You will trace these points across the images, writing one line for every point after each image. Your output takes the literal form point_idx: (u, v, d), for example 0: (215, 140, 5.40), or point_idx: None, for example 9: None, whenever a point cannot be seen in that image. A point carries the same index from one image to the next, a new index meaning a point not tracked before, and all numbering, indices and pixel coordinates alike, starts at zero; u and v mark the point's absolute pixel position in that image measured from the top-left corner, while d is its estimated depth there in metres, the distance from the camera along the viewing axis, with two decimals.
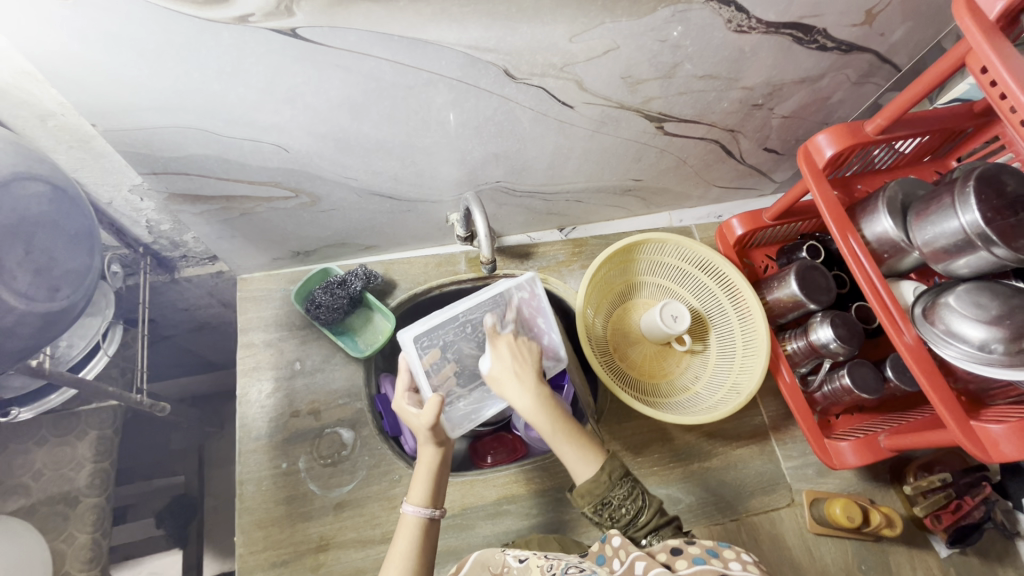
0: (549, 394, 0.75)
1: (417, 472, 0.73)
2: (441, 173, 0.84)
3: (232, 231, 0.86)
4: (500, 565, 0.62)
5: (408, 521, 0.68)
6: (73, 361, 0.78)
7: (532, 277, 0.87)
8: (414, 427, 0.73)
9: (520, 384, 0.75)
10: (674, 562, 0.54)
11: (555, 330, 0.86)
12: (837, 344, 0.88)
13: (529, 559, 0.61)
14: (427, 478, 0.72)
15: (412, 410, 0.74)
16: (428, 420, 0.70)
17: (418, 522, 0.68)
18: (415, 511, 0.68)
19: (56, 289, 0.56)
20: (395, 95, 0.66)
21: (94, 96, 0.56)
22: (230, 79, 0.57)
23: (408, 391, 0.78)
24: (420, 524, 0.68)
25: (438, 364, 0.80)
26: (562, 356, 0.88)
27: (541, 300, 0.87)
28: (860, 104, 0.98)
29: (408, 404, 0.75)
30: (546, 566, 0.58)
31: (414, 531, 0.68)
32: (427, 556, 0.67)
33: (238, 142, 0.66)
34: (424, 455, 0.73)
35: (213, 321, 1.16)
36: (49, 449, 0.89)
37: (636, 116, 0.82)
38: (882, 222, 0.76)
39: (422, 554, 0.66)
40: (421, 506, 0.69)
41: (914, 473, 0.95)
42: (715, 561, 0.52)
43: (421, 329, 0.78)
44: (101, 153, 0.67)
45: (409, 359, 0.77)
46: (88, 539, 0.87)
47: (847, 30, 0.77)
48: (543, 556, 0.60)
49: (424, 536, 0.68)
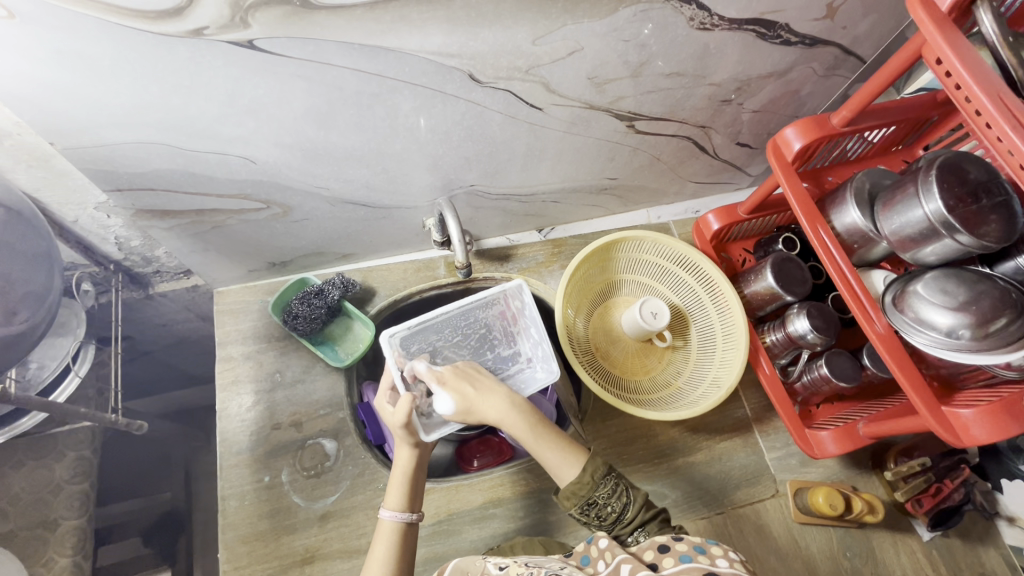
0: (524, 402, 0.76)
1: (393, 477, 0.73)
2: (414, 179, 0.84)
3: (204, 245, 0.85)
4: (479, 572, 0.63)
5: (385, 526, 0.70)
6: (43, 384, 0.77)
7: (519, 284, 0.86)
8: (389, 427, 0.73)
9: (492, 397, 0.75)
10: (661, 561, 0.56)
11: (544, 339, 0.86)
12: (814, 334, 0.89)
13: (508, 567, 0.61)
14: (403, 481, 0.72)
15: (389, 408, 0.75)
16: (400, 420, 0.71)
17: (395, 528, 0.69)
18: (392, 516, 0.70)
19: (13, 312, 0.54)
20: (361, 103, 0.65)
21: (49, 114, 0.55)
22: (189, 93, 0.56)
23: (388, 390, 0.79)
24: (398, 529, 0.69)
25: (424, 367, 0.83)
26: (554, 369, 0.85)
27: (529, 309, 0.87)
28: (828, 96, 0.99)
29: (387, 403, 0.77)
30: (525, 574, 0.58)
31: (391, 537, 0.69)
32: (406, 560, 0.68)
33: (203, 156, 0.66)
34: (400, 457, 0.74)
35: (192, 335, 1.15)
36: (27, 472, 0.87)
37: (606, 115, 0.83)
38: (851, 213, 0.77)
39: (400, 558, 0.68)
40: (398, 512, 0.70)
41: (894, 458, 0.96)
42: (702, 558, 0.54)
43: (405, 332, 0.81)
44: (63, 171, 0.65)
45: (388, 360, 0.78)
46: (68, 562, 0.85)
47: (810, 24, 0.77)
48: (523, 565, 0.60)
49: (402, 540, 0.69)
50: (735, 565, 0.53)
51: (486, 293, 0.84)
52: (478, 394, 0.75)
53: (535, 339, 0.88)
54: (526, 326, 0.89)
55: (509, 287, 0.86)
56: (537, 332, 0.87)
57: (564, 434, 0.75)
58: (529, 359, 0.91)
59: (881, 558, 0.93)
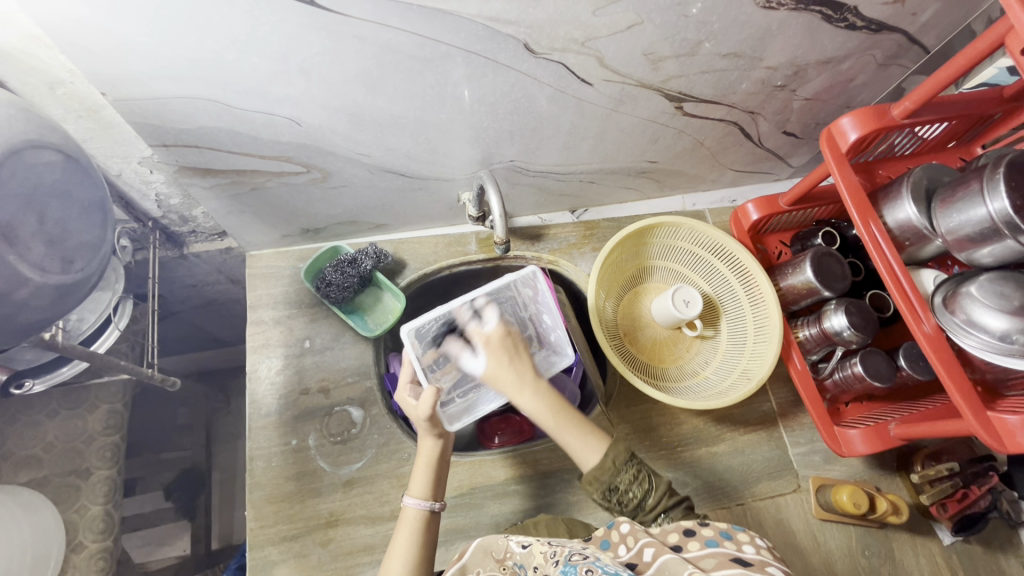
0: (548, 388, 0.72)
1: (418, 465, 0.74)
2: (455, 150, 0.83)
3: (241, 207, 0.84)
4: (503, 551, 0.61)
5: (408, 514, 0.71)
6: (83, 336, 0.77)
7: (534, 271, 0.84)
8: (414, 419, 0.72)
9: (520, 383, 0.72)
10: (685, 543, 0.56)
11: (558, 325, 0.89)
12: (850, 332, 0.87)
13: (532, 545, 0.60)
14: (428, 468, 0.73)
15: (411, 401, 0.74)
16: (427, 413, 0.70)
17: (419, 516, 0.70)
18: (415, 504, 0.71)
19: (70, 261, 0.54)
20: (412, 68, 0.64)
21: (104, 63, 0.54)
22: (244, 48, 0.55)
23: (410, 383, 0.77)
24: (422, 516, 0.70)
25: (441, 359, 0.83)
26: (566, 352, 0.89)
27: (544, 295, 0.88)
28: (883, 87, 0.95)
29: (409, 395, 0.75)
30: (547, 553, 0.57)
31: (415, 525, 0.70)
32: (428, 547, 0.69)
33: (250, 115, 0.65)
34: (424, 446, 0.74)
35: (220, 298, 1.16)
36: (61, 421, 0.89)
37: (656, 95, 0.80)
38: (905, 209, 0.74)
39: (424, 546, 0.68)
40: (422, 500, 0.71)
41: (921, 461, 0.95)
42: (728, 543, 0.54)
43: (421, 324, 0.78)
44: (110, 123, 0.65)
45: (409, 358, 0.77)
46: (100, 511, 0.87)
47: (877, 8, 0.74)
48: (547, 543, 0.59)
49: (426, 528, 0.70)
50: (761, 552, 0.53)
51: (500, 283, 0.82)
52: (511, 380, 0.72)
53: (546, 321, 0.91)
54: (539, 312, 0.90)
55: (524, 275, 0.84)
56: (551, 319, 0.89)
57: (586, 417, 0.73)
58: (539, 342, 0.92)
59: (900, 560, 0.92)
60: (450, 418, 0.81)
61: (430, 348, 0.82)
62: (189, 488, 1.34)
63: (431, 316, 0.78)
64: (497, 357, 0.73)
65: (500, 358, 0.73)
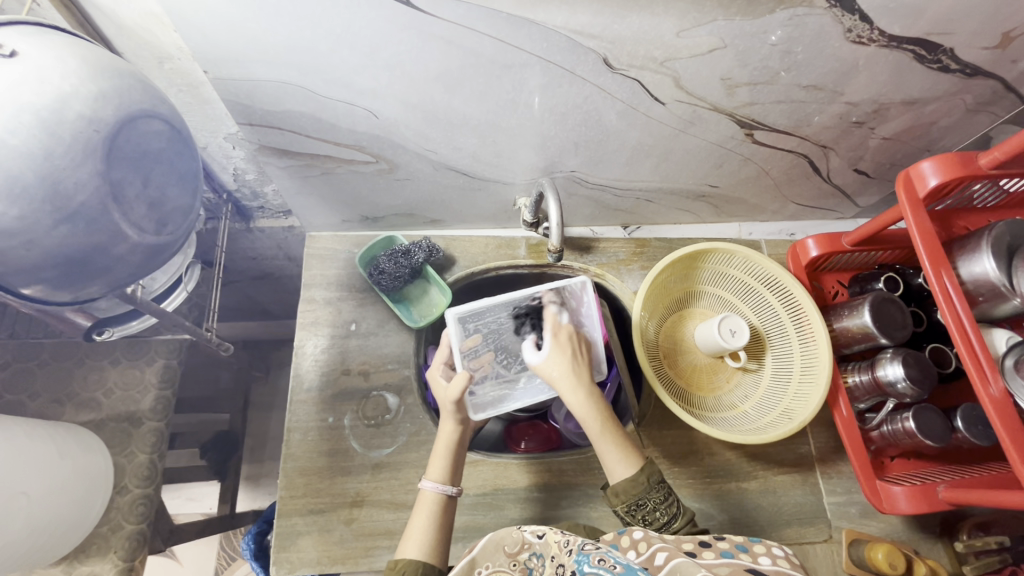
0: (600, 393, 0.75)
1: (437, 449, 0.76)
2: (519, 156, 0.84)
3: (310, 189, 0.88)
4: (516, 544, 0.60)
5: (426, 496, 0.72)
6: (154, 294, 0.82)
7: (584, 282, 0.86)
8: (441, 401, 0.76)
9: (576, 382, 0.74)
10: (700, 552, 0.53)
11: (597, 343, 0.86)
12: (905, 384, 0.83)
13: (548, 534, 0.59)
14: (445, 454, 0.75)
15: (443, 381, 0.80)
16: (455, 396, 0.74)
17: (438, 501, 0.72)
18: (433, 487, 0.72)
19: (164, 224, 0.59)
20: (491, 73, 0.65)
21: (210, 43, 0.58)
22: (338, 40, 0.58)
23: (444, 365, 0.83)
24: (439, 500, 0.72)
25: (476, 349, 0.83)
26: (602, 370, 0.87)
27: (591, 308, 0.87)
28: (969, 134, 0.91)
29: (440, 377, 0.81)
30: (562, 542, 0.56)
31: (431, 508, 0.71)
32: (444, 531, 0.70)
33: (332, 103, 0.68)
34: (444, 430, 0.77)
35: (275, 272, 1.22)
36: (121, 370, 0.95)
37: (727, 120, 0.79)
38: (983, 263, 0.71)
39: (440, 528, 0.70)
40: (440, 483, 0.73)
41: (968, 530, 0.90)
42: (743, 556, 0.52)
43: (467, 311, 0.80)
44: (206, 100, 0.70)
45: (451, 338, 0.80)
46: (146, 459, 0.92)
47: (975, 52, 0.71)
48: (561, 532, 0.58)
49: (443, 511, 0.72)
50: (778, 563, 0.51)
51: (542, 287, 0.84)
52: (567, 378, 0.75)
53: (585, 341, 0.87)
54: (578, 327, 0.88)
55: (572, 284, 0.86)
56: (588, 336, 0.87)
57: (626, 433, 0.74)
58: None
59: None
60: (476, 407, 0.82)
61: (470, 336, 0.82)
62: (222, 449, 1.42)
63: (478, 305, 0.80)
64: (559, 351, 0.77)
65: (560, 355, 0.77)
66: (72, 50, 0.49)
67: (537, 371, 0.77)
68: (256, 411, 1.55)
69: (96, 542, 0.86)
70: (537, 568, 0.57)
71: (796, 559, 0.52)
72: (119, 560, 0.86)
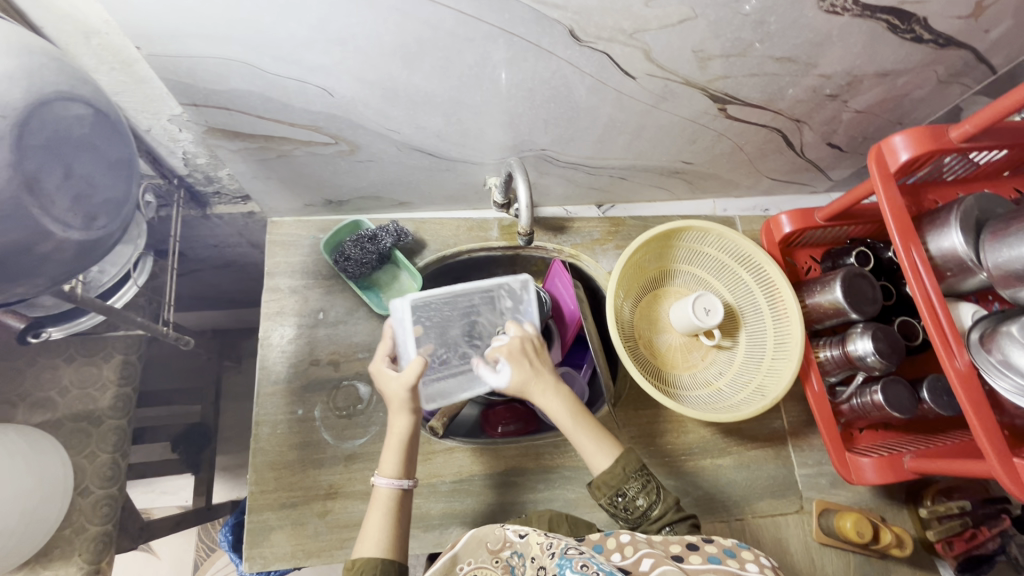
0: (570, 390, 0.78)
1: (389, 443, 0.74)
2: (487, 134, 0.81)
3: (267, 173, 0.84)
4: (498, 541, 0.60)
5: (381, 493, 0.72)
6: (102, 289, 0.78)
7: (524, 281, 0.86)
8: (391, 393, 0.74)
9: (542, 382, 0.77)
10: (687, 555, 0.55)
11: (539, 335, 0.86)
12: (875, 358, 0.84)
13: (529, 534, 0.58)
14: (398, 449, 0.73)
15: (390, 374, 0.75)
16: (410, 381, 0.73)
17: (394, 496, 0.72)
18: (388, 484, 0.71)
19: (93, 217, 0.55)
20: (451, 47, 0.62)
21: (139, 16, 0.53)
22: (282, 12, 0.53)
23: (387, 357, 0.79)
24: (395, 494, 0.72)
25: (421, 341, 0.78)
26: None
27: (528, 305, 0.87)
28: (939, 107, 0.91)
29: (386, 368, 0.77)
30: (544, 544, 0.55)
31: (387, 505, 0.71)
32: (400, 529, 0.70)
33: (283, 81, 0.63)
34: (395, 425, 0.74)
35: (238, 259, 1.17)
36: (76, 367, 0.91)
37: (699, 94, 0.77)
38: (951, 237, 0.71)
39: (396, 527, 0.69)
40: (394, 479, 0.72)
41: (932, 496, 0.93)
42: (730, 562, 0.54)
43: (422, 298, 0.77)
44: (143, 78, 0.65)
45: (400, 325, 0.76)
46: (108, 458, 0.89)
47: (948, 22, 0.70)
48: (544, 533, 0.57)
49: (399, 507, 0.71)
50: (763, 569, 0.53)
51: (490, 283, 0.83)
52: (533, 380, 0.77)
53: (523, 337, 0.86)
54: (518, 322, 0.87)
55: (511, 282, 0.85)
56: (531, 329, 0.86)
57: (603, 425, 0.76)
58: None
59: None
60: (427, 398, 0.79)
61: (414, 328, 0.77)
62: (193, 442, 1.37)
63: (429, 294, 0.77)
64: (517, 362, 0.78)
65: (521, 364, 0.78)
66: None
67: (506, 389, 0.77)
68: (229, 401, 1.52)
69: (59, 546, 0.83)
70: (518, 567, 0.56)
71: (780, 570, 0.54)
72: (85, 563, 0.84)
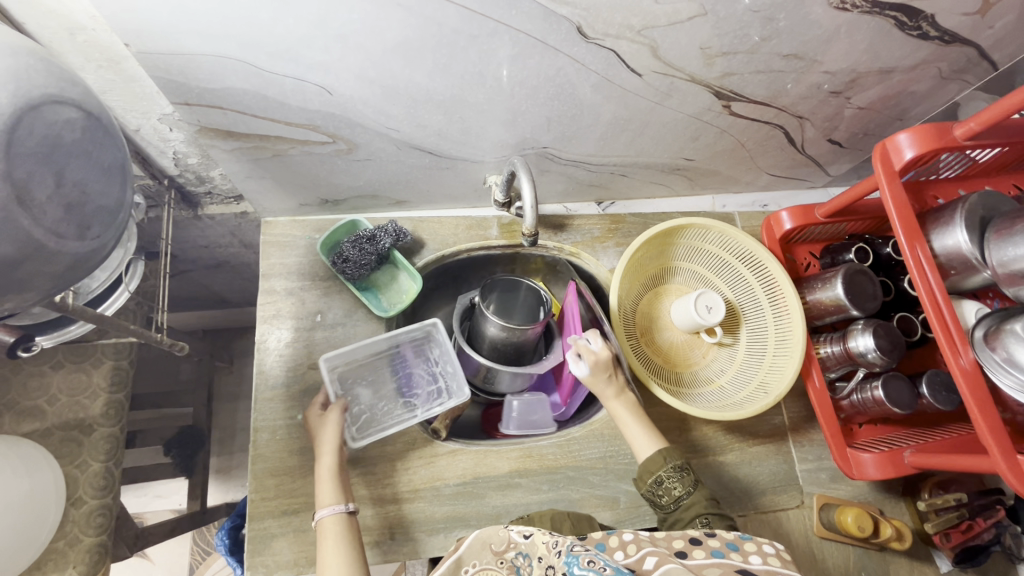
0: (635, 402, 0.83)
1: (321, 480, 0.74)
2: (488, 132, 0.79)
3: (261, 173, 0.81)
4: (503, 542, 0.60)
5: (327, 524, 0.70)
6: (93, 295, 0.75)
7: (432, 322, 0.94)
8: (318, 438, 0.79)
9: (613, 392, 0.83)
10: (690, 551, 0.56)
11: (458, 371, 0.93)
12: (875, 354, 0.85)
13: (534, 534, 0.59)
14: (331, 483, 0.74)
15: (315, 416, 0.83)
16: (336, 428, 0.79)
17: (338, 523, 0.70)
18: (330, 512, 0.70)
19: (86, 228, 0.51)
20: (455, 44, 0.60)
21: (129, 11, 0.50)
22: (280, 7, 0.51)
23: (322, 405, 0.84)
24: (340, 518, 0.70)
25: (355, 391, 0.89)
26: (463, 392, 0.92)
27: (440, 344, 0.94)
28: (939, 103, 0.91)
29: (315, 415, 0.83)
30: (550, 543, 0.55)
31: (336, 532, 0.69)
32: (357, 546, 0.69)
33: (280, 79, 0.61)
34: (324, 462, 0.76)
35: (231, 260, 1.14)
36: (66, 375, 0.88)
37: (704, 91, 0.76)
38: (955, 235, 0.71)
39: (351, 546, 0.68)
40: (333, 505, 0.71)
41: (930, 489, 0.94)
42: (734, 555, 0.55)
43: (339, 354, 0.87)
44: (131, 76, 0.62)
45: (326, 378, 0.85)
46: (101, 467, 0.86)
47: (954, 19, 0.69)
48: (549, 532, 0.58)
49: (349, 528, 0.70)
50: (768, 561, 0.54)
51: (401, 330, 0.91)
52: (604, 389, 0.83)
53: (449, 373, 0.95)
54: (443, 363, 0.96)
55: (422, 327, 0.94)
56: (452, 368, 0.94)
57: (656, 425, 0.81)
58: (445, 389, 0.95)
59: None
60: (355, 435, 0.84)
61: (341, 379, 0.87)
62: (186, 445, 1.36)
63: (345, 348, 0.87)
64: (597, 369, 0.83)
65: (600, 376, 0.83)
66: None
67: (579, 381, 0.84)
68: (222, 403, 1.49)
69: (52, 559, 0.81)
70: (523, 567, 0.57)
71: (786, 556, 0.55)
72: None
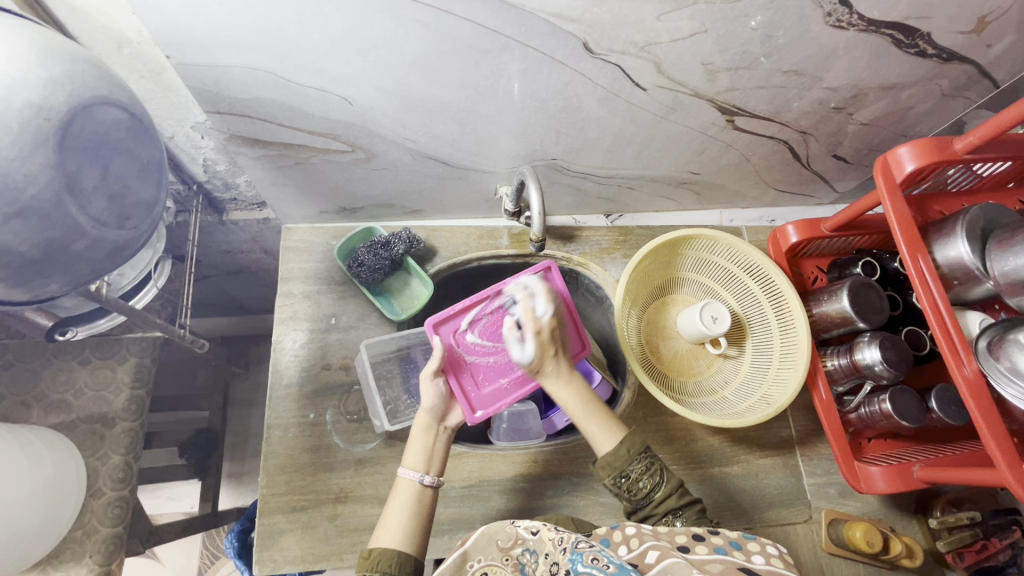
0: (582, 382, 0.77)
1: (413, 438, 0.76)
2: (500, 144, 0.82)
3: (283, 179, 0.86)
4: (509, 539, 0.60)
5: (405, 483, 0.72)
6: (123, 290, 0.81)
7: None
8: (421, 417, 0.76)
9: (557, 376, 0.77)
10: (693, 546, 0.56)
11: None
12: (883, 366, 0.85)
13: (541, 531, 0.59)
14: (421, 444, 0.75)
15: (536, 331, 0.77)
16: (428, 404, 0.76)
17: (413, 489, 0.72)
18: (409, 475, 0.72)
19: (125, 217, 0.58)
20: (469, 58, 0.64)
21: (171, 26, 0.55)
22: (308, 24, 0.56)
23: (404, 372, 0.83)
24: (414, 488, 0.72)
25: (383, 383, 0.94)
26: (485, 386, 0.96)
27: None
28: (942, 120, 0.92)
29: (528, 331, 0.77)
30: (556, 540, 0.56)
31: (408, 497, 0.71)
32: (421, 520, 0.70)
33: (305, 90, 0.65)
34: (421, 419, 0.76)
35: (252, 265, 1.19)
36: (92, 369, 0.92)
37: (708, 106, 0.79)
38: (958, 247, 0.72)
39: (417, 519, 0.70)
40: (416, 471, 0.73)
41: (942, 507, 0.93)
42: (737, 553, 0.55)
43: (378, 342, 0.93)
44: (169, 86, 0.67)
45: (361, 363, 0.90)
46: (120, 460, 0.90)
47: (951, 37, 0.72)
48: (554, 529, 0.58)
49: (419, 501, 0.71)
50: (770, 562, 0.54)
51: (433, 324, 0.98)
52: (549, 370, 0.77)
53: None
54: None
55: None
56: None
57: (610, 411, 0.76)
58: None
59: None
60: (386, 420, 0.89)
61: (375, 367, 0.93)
62: (200, 447, 1.39)
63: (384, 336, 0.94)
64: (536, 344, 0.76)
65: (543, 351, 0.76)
66: (18, 34, 0.47)
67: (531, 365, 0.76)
68: (236, 408, 1.52)
69: (71, 548, 0.84)
70: (530, 564, 0.58)
71: (787, 558, 0.55)
72: (96, 565, 0.84)
